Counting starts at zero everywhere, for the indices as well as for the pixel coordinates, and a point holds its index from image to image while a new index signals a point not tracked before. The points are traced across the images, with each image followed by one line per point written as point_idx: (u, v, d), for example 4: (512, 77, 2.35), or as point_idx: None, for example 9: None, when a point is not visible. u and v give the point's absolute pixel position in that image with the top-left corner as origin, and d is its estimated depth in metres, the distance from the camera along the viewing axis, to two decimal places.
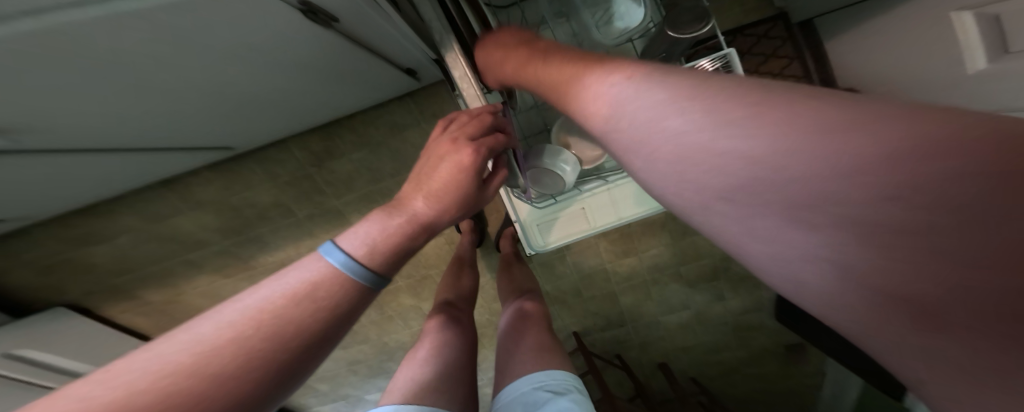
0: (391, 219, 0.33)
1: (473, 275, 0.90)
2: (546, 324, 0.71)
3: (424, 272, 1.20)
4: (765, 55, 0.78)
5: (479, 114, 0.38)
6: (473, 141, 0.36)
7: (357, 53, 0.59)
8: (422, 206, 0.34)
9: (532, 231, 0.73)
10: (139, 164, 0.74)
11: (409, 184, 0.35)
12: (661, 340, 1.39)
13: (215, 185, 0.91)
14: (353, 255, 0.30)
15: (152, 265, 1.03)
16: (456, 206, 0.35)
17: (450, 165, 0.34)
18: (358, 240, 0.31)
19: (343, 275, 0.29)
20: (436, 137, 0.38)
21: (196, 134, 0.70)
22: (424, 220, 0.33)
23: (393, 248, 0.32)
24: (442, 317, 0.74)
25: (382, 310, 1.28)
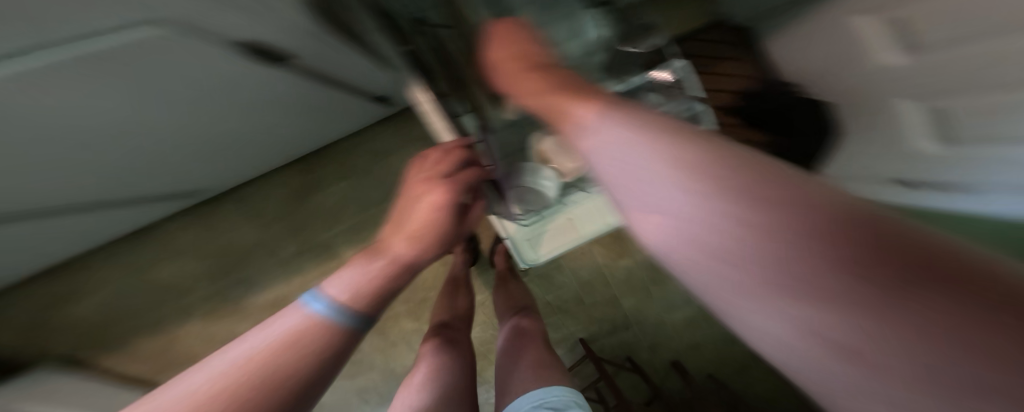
0: (372, 263, 0.31)
1: (469, 294, 0.89)
2: (543, 341, 0.70)
3: (423, 295, 1.19)
4: (715, 58, 0.93)
5: (447, 150, 0.36)
6: (445, 178, 0.35)
7: (320, 87, 0.60)
8: (402, 247, 0.32)
9: (523, 246, 0.74)
10: (126, 204, 0.75)
11: (387, 227, 0.35)
12: (669, 341, 1.37)
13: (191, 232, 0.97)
14: (338, 301, 0.27)
15: (145, 314, 1.02)
16: (435, 244, 0.34)
17: (425, 207, 0.33)
18: (341, 285, 0.29)
19: (329, 319, 0.25)
20: (408, 178, 0.38)
21: (181, 172, 0.72)
22: (405, 262, 0.32)
23: (378, 291, 0.30)
24: (439, 340, 0.73)
25: (384, 337, 1.27)
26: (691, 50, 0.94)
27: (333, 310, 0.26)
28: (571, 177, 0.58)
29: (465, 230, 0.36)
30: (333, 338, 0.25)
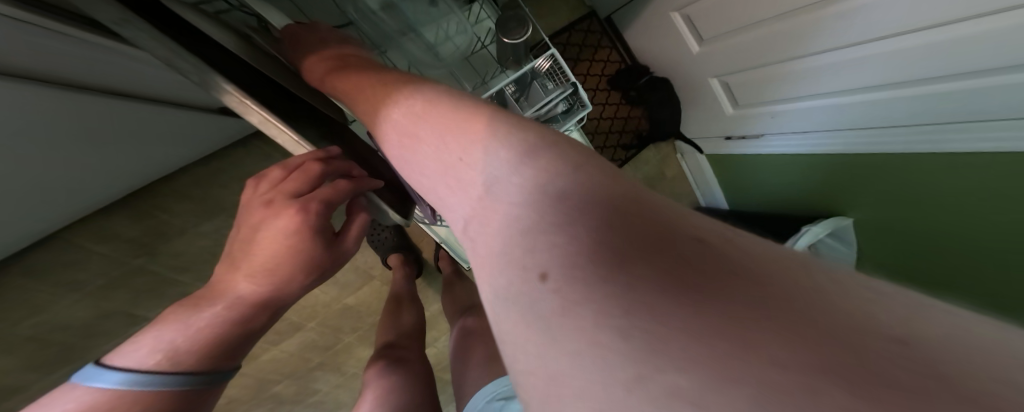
0: (203, 309, 0.27)
1: (415, 310, 0.84)
2: (491, 335, 0.69)
3: (371, 319, 1.11)
4: (594, 46, 1.04)
5: (300, 165, 0.31)
6: (300, 198, 0.30)
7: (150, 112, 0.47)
8: (246, 286, 0.28)
9: (460, 246, 0.72)
10: None
11: (228, 264, 0.29)
12: None
13: None
14: (136, 370, 0.23)
15: None
16: (297, 273, 0.29)
17: (272, 234, 0.28)
18: (148, 348, 0.25)
19: (123, 394, 0.23)
20: (250, 200, 0.31)
21: None
22: (252, 302, 0.28)
23: (213, 342, 0.26)
24: (384, 362, 0.68)
25: (342, 372, 1.14)
26: (575, 38, 1.02)
27: (133, 379, 0.23)
28: None
29: (340, 249, 0.33)
30: (151, 402, 0.23)
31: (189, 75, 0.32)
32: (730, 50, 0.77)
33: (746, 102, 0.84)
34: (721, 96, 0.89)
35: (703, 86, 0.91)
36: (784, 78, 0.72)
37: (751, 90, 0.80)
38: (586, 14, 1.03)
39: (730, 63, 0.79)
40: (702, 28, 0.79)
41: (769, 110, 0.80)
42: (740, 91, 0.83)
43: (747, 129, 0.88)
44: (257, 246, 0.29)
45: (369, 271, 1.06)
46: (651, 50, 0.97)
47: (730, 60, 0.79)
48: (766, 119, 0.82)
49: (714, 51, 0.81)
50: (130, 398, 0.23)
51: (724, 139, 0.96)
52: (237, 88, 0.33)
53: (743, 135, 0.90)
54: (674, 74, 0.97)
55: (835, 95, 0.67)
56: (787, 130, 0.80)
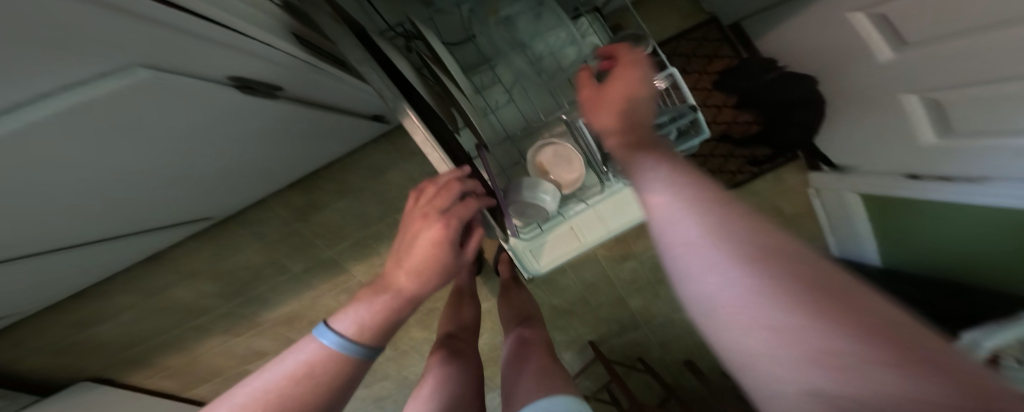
0: (378, 297, 0.32)
1: (474, 307, 0.87)
2: (547, 350, 0.71)
3: (431, 305, 1.20)
4: (709, 56, 0.98)
5: (445, 184, 0.36)
6: (445, 213, 0.35)
7: (317, 112, 0.61)
8: (406, 282, 0.33)
9: (526, 257, 0.74)
10: (132, 243, 0.77)
11: (390, 261, 0.35)
12: (678, 337, 1.36)
13: (209, 250, 0.94)
14: (341, 335, 0.30)
15: (160, 335, 1.04)
16: (439, 277, 0.34)
17: (426, 242, 0.33)
18: (351, 319, 0.31)
19: (337, 354, 0.29)
20: (408, 211, 0.38)
21: (178, 212, 0.73)
22: (409, 297, 0.33)
23: (384, 325, 0.31)
24: (445, 352, 0.73)
25: (397, 347, 1.26)
26: (685, 48, 0.98)
27: (341, 344, 0.29)
28: (569, 188, 0.61)
29: (464, 259, 0.37)
30: (350, 366, 0.30)
31: (385, 100, 0.39)
32: (921, 66, 0.58)
33: (962, 128, 0.59)
34: (918, 116, 0.65)
35: (891, 101, 0.69)
36: (993, 104, 0.51)
37: (968, 118, 0.57)
38: (704, 21, 0.98)
39: (929, 79, 0.58)
40: (897, 31, 0.59)
41: (983, 146, 0.56)
42: (954, 114, 0.59)
43: (956, 168, 0.64)
44: (411, 249, 0.34)
45: None
46: (823, 55, 0.77)
47: (925, 75, 0.59)
48: (987, 157, 0.57)
49: (911, 62, 0.59)
50: (335, 360, 0.29)
51: (903, 177, 0.75)
52: (412, 111, 0.38)
53: (942, 176, 0.67)
54: (852, 86, 0.76)
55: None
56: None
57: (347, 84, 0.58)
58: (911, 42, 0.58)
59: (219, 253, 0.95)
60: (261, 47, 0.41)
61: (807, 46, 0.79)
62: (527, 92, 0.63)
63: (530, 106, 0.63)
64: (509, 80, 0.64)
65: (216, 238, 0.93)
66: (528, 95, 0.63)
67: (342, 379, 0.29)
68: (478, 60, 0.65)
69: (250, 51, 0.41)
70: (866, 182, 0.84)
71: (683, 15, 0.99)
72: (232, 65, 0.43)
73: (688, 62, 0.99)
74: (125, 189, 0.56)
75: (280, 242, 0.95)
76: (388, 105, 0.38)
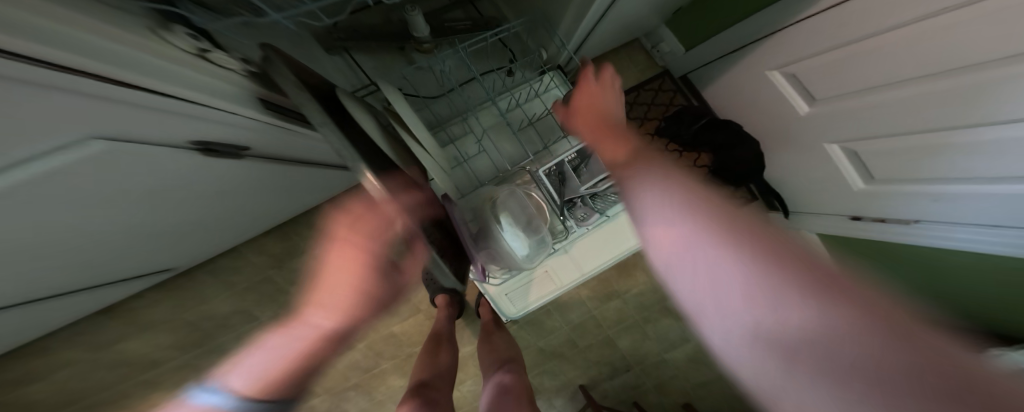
0: (286, 344, 0.37)
1: (452, 351, 0.86)
2: (529, 401, 0.68)
3: (408, 351, 1.12)
4: (665, 103, 1.07)
5: (375, 228, 0.45)
6: (372, 253, 0.44)
7: (289, 170, 0.64)
8: (324, 321, 0.39)
9: (502, 301, 0.74)
10: (91, 299, 0.74)
11: (304, 307, 0.40)
12: (672, 380, 1.30)
13: (168, 301, 0.92)
14: (229, 389, 0.33)
15: (104, 393, 0.94)
16: (360, 312, 0.42)
17: (349, 279, 0.42)
18: (241, 374, 0.35)
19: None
20: (332, 255, 0.44)
21: (143, 265, 0.72)
22: (327, 335, 0.38)
23: (291, 372, 0.35)
24: (418, 401, 0.67)
25: (372, 397, 1.18)
26: (644, 97, 1.08)
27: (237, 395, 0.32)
28: (537, 235, 0.60)
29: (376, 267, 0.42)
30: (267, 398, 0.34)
31: (345, 160, 0.39)
32: (832, 118, 0.69)
33: (883, 176, 0.68)
34: (844, 167, 0.73)
35: (816, 149, 0.77)
36: (909, 152, 0.60)
37: (892, 164, 0.65)
38: (659, 73, 1.08)
39: (842, 129, 0.69)
40: (811, 86, 0.71)
41: (905, 192, 0.65)
42: (876, 163, 0.67)
43: (893, 211, 0.69)
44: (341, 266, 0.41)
45: (416, 305, 1.08)
46: (749, 109, 0.90)
47: (836, 129, 0.70)
48: (914, 202, 0.64)
49: (819, 114, 0.72)
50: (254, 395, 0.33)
51: (850, 219, 0.80)
52: (368, 169, 0.38)
53: (880, 217, 0.72)
54: (791, 139, 0.83)
55: (970, 182, 0.55)
56: (959, 223, 0.60)
57: (309, 139, 0.59)
58: (820, 97, 0.71)
59: (186, 301, 0.92)
60: (222, 115, 0.38)
61: (741, 96, 0.90)
62: (496, 142, 0.68)
63: (500, 156, 0.68)
64: (479, 132, 0.69)
65: (186, 284, 0.91)
66: (496, 146, 0.68)
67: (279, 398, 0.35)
68: (453, 114, 0.71)
69: (200, 115, 0.37)
70: (810, 221, 0.94)
71: (641, 67, 1.08)
72: (197, 131, 0.40)
73: (644, 109, 1.07)
74: (86, 255, 0.55)
75: (253, 289, 0.92)
76: (348, 166, 0.39)
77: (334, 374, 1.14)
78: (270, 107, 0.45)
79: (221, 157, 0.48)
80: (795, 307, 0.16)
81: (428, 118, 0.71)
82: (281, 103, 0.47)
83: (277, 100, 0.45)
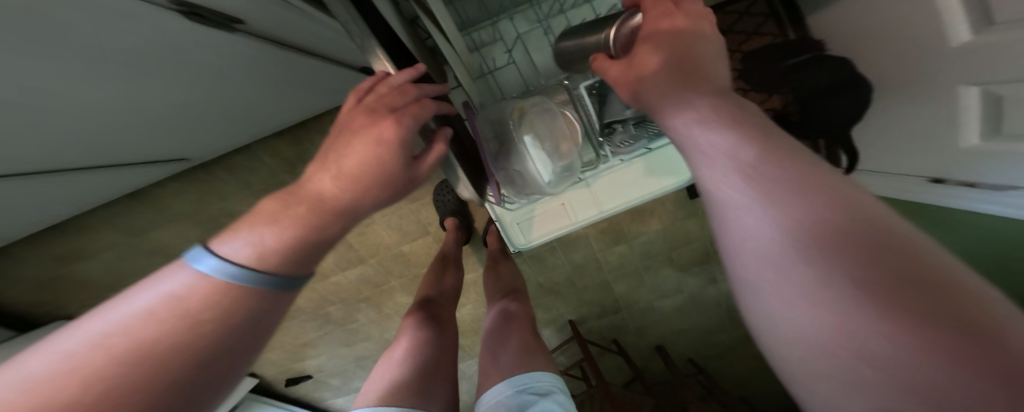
0: (286, 206, 0.31)
1: (457, 273, 0.89)
2: (530, 325, 0.74)
3: (415, 272, 1.17)
4: (748, 32, 0.83)
5: (400, 86, 0.38)
6: (394, 111, 0.36)
7: (288, 55, 0.57)
8: (330, 186, 0.33)
9: (513, 229, 0.75)
10: (103, 181, 0.73)
11: (315, 166, 0.35)
12: (656, 325, 1.40)
13: (183, 198, 0.92)
14: (229, 261, 0.28)
15: (136, 278, 1.01)
16: (376, 186, 0.34)
17: (365, 138, 0.34)
18: (244, 243, 0.30)
19: (217, 282, 0.27)
20: (352, 110, 0.38)
21: (153, 149, 0.70)
22: (333, 206, 0.32)
23: (286, 251, 0.30)
24: (421, 315, 0.72)
25: (381, 310, 1.27)
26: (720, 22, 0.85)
27: (226, 268, 0.27)
28: (564, 161, 0.58)
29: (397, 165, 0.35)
30: (250, 295, 0.28)
31: (354, 38, 0.39)
32: (984, 60, 0.45)
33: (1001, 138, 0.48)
34: (966, 120, 0.51)
35: (942, 92, 0.53)
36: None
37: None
38: None
39: (974, 72, 0.47)
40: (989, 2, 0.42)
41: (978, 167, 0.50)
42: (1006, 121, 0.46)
43: (991, 176, 0.52)
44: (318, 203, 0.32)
45: (426, 227, 1.10)
46: (871, 34, 0.63)
47: (979, 72, 0.46)
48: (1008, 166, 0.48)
49: (967, 52, 0.46)
50: (224, 289, 0.27)
51: (927, 182, 0.63)
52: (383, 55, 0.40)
53: (965, 182, 0.56)
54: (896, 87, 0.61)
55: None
56: None
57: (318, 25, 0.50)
58: (980, 30, 0.44)
59: (201, 200, 0.92)
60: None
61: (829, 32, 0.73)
62: (530, 50, 0.64)
63: (533, 68, 0.65)
64: (512, 38, 0.63)
65: (198, 181, 0.91)
66: (530, 55, 0.64)
67: (263, 304, 0.29)
68: (483, 15, 0.62)
69: None
70: None
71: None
72: None
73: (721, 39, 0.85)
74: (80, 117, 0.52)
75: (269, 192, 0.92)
76: (357, 42, 0.39)
77: (346, 285, 1.20)
78: None
79: (206, 22, 0.46)
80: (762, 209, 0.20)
81: (454, 17, 0.62)
82: None
83: None
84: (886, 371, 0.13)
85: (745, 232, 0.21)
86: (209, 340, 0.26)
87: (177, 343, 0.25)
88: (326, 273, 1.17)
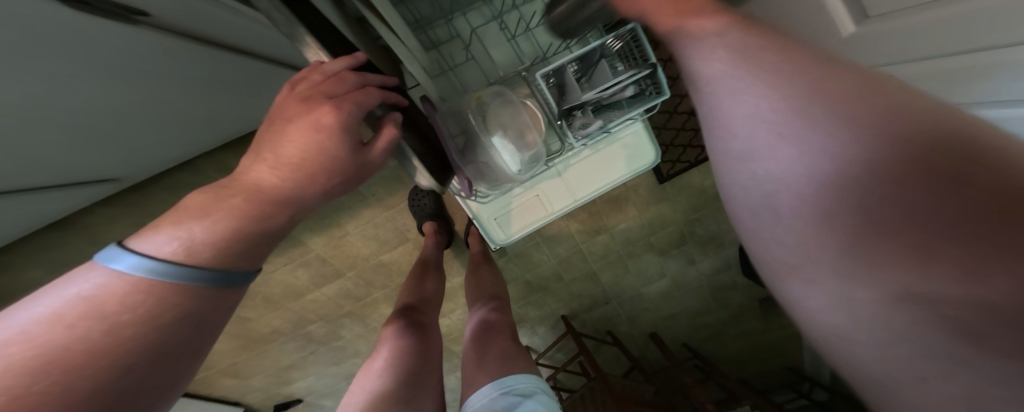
0: (222, 197, 0.28)
1: (437, 276, 0.86)
2: (510, 332, 0.73)
3: (397, 280, 1.14)
4: None
5: (336, 73, 0.36)
6: (331, 99, 0.34)
7: (213, 54, 0.55)
8: (268, 175, 0.30)
9: (490, 226, 0.72)
10: (31, 205, 0.67)
11: (247, 157, 0.31)
12: (644, 312, 1.41)
13: (133, 221, 0.86)
14: (157, 257, 0.24)
15: None
16: (321, 173, 0.32)
17: (302, 127, 0.32)
18: (168, 239, 0.25)
19: (142, 279, 0.23)
20: (284, 100, 0.35)
21: (83, 165, 0.64)
22: (270, 195, 0.29)
23: (226, 242, 0.27)
24: (402, 323, 0.68)
25: (365, 323, 1.22)
26: None
27: (152, 263, 0.23)
28: (530, 149, 0.56)
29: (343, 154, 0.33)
30: (183, 294, 0.24)
31: (278, 27, 0.35)
32: (876, 44, 0.53)
33: None
34: None
35: None
36: (940, 79, 0.48)
37: None
38: None
39: (884, 52, 0.53)
40: None
41: None
42: None
43: None
44: (270, 191, 0.29)
45: (404, 233, 1.07)
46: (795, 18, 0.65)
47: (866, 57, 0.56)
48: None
49: (863, 39, 0.54)
50: (151, 287, 0.23)
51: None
52: (315, 43, 0.37)
53: None
54: None
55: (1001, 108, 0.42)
56: None
57: (233, 13, 0.48)
58: (873, 14, 0.52)
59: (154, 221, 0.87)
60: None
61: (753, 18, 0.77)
62: (487, 46, 0.62)
63: (491, 63, 0.63)
64: (467, 35, 0.61)
65: (149, 202, 0.85)
66: (488, 51, 0.63)
67: (202, 303, 0.25)
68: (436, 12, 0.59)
69: None
70: None
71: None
72: None
73: None
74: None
75: None
76: (282, 30, 0.35)
77: (325, 301, 1.16)
78: None
79: (94, 12, 0.40)
80: (789, 137, 0.27)
81: (405, 15, 0.58)
82: None
83: None
84: (910, 298, 0.20)
85: (762, 167, 0.29)
86: (142, 342, 0.22)
87: (99, 348, 0.21)
88: (302, 290, 1.12)
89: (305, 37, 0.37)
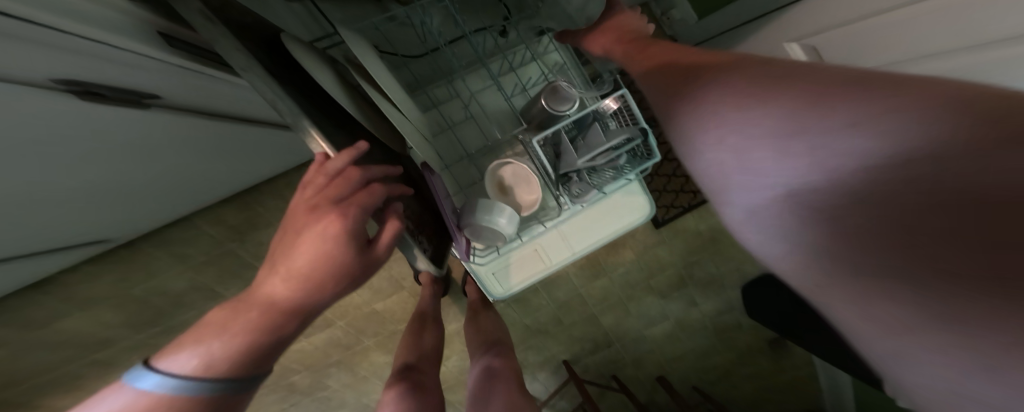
0: (238, 315, 0.29)
1: (437, 330, 0.82)
2: (517, 381, 0.68)
3: (391, 329, 1.09)
4: None
5: (340, 172, 0.33)
6: (339, 204, 0.32)
7: (228, 126, 0.56)
8: (281, 290, 0.30)
9: (490, 281, 0.70)
10: (16, 273, 0.66)
11: (264, 270, 0.31)
12: (649, 355, 1.35)
13: (114, 277, 0.85)
14: (178, 375, 0.26)
15: (53, 372, 0.90)
16: (330, 280, 0.31)
17: (312, 239, 0.30)
18: (192, 353, 0.28)
19: (166, 396, 0.26)
20: (297, 201, 0.34)
21: (77, 234, 0.64)
22: (283, 307, 0.30)
23: (241, 359, 0.28)
24: (403, 386, 0.64)
25: (354, 373, 1.15)
26: None
27: (171, 383, 0.26)
28: (528, 210, 0.58)
29: (354, 258, 0.32)
30: (197, 404, 0.26)
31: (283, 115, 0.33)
32: None
33: None
34: None
35: None
36: None
37: None
38: None
39: None
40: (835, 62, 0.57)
41: None
42: None
43: None
44: (276, 305, 0.30)
45: (398, 281, 1.04)
46: None
47: None
48: None
49: None
50: (172, 400, 0.26)
51: None
52: (317, 131, 0.34)
53: None
54: None
55: None
56: None
57: (233, 86, 0.52)
58: None
59: (140, 277, 0.86)
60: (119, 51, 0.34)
61: None
62: (484, 105, 0.65)
63: (487, 119, 0.65)
64: (466, 95, 0.64)
65: (134, 258, 0.84)
66: (484, 109, 0.65)
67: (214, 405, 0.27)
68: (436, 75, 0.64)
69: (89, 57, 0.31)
70: None
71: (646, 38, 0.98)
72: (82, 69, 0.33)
73: None
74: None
75: (212, 263, 0.87)
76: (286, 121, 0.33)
77: (312, 350, 1.10)
78: (176, 45, 0.39)
79: (109, 103, 0.38)
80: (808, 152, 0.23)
81: (406, 78, 0.63)
82: (192, 41, 0.41)
83: (187, 36, 0.39)
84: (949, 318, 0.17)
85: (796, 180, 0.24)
86: None
87: None
88: None
89: (309, 128, 0.34)
